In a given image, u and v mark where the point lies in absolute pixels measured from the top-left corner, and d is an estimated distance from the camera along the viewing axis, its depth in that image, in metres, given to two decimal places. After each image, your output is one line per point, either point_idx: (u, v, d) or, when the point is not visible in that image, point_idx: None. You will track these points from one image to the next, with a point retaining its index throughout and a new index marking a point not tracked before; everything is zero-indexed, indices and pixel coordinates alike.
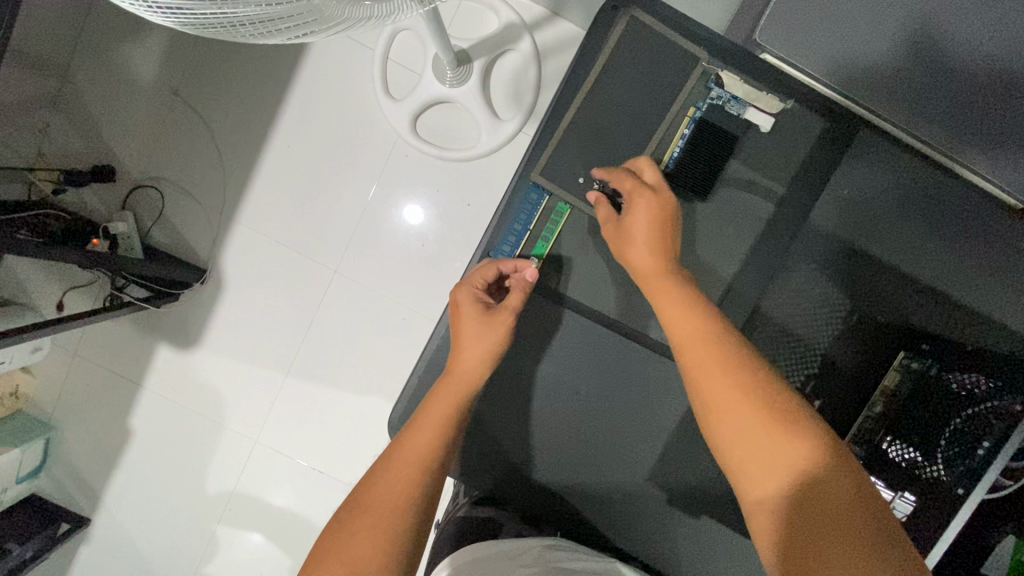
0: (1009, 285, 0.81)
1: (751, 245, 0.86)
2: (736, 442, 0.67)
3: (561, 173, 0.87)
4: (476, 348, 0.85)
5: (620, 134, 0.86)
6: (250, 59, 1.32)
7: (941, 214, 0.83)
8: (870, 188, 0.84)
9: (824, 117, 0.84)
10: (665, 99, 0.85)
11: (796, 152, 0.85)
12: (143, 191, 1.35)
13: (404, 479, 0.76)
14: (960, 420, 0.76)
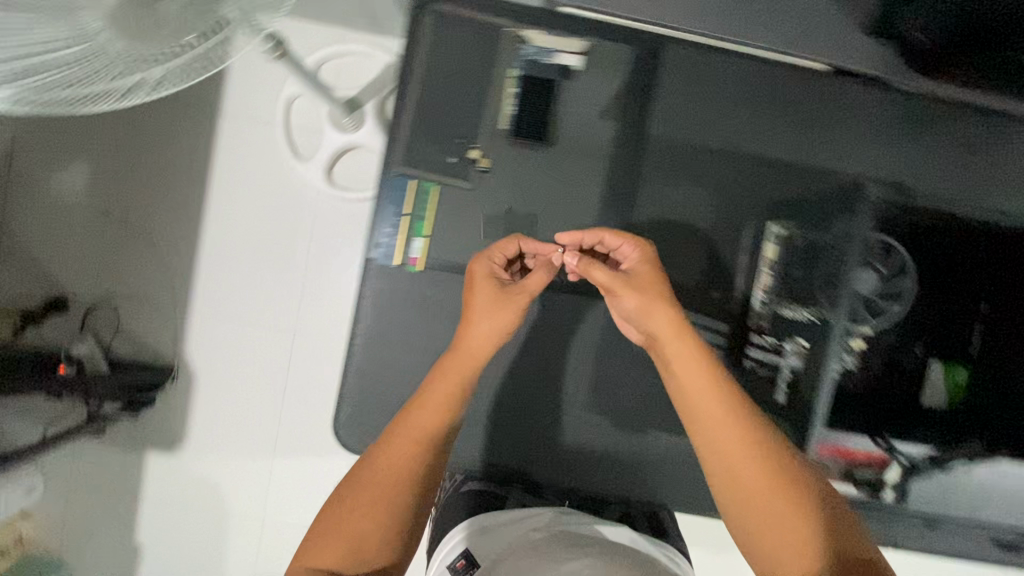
0: (828, 135, 0.98)
1: (607, 171, 0.97)
2: (730, 456, 0.75)
3: (434, 164, 0.96)
4: (473, 334, 0.82)
5: (470, 113, 0.96)
6: (160, 159, 1.39)
7: (759, 94, 0.98)
8: (691, 89, 0.97)
9: (628, 46, 0.96)
10: (496, 73, 0.96)
11: (617, 82, 0.96)
12: (96, 311, 1.41)
13: (402, 469, 0.77)
14: (815, 261, 0.95)
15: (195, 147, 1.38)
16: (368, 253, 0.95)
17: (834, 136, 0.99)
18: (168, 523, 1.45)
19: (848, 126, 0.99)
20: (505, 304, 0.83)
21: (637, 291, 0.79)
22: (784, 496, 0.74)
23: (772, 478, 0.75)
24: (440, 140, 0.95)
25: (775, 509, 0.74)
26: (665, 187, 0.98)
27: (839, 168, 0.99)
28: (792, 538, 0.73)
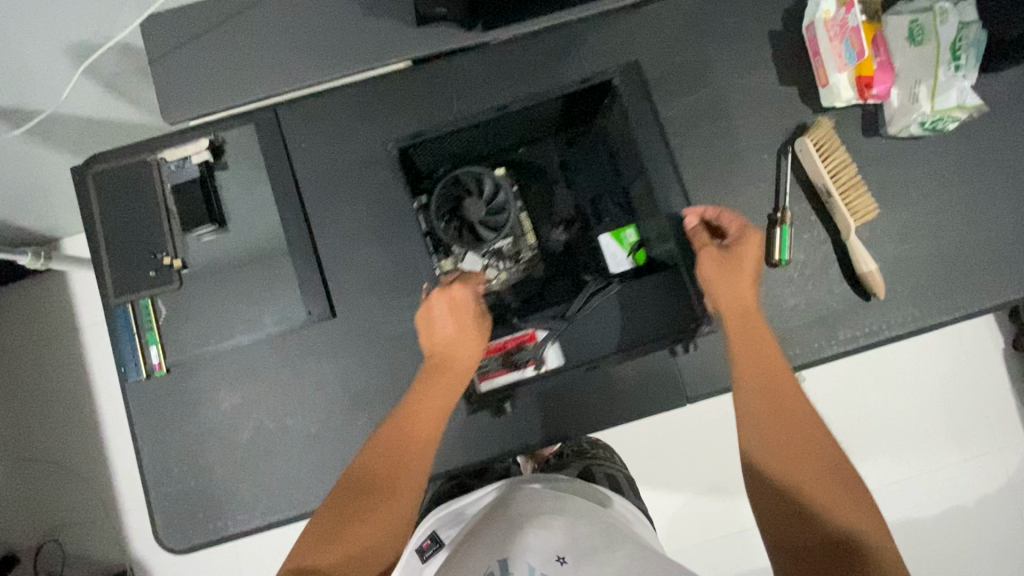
0: (540, 59, 0.87)
1: (289, 200, 0.84)
2: (778, 381, 0.67)
3: (105, 271, 0.82)
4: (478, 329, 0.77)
5: (118, 207, 0.83)
6: (50, 394, 1.51)
7: (423, 69, 0.87)
8: (335, 104, 0.86)
9: (263, 115, 0.85)
10: (124, 158, 0.84)
11: (269, 137, 0.85)
12: (44, 549, 1.46)
13: (403, 480, 0.68)
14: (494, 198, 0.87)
15: (67, 368, 1.51)
16: (123, 390, 0.82)
17: (551, 55, 0.87)
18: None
19: (551, 53, 0.87)
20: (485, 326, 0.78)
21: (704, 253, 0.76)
22: (797, 416, 0.65)
23: (819, 450, 0.62)
24: (102, 243, 0.82)
25: (809, 459, 0.62)
26: (349, 196, 0.84)
27: (567, 80, 0.87)
28: (803, 453, 0.62)
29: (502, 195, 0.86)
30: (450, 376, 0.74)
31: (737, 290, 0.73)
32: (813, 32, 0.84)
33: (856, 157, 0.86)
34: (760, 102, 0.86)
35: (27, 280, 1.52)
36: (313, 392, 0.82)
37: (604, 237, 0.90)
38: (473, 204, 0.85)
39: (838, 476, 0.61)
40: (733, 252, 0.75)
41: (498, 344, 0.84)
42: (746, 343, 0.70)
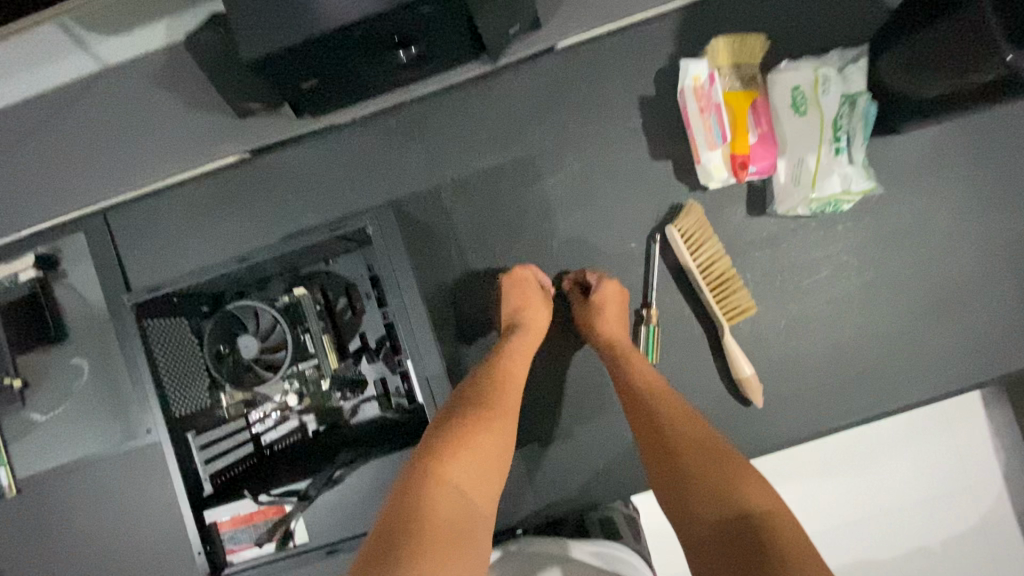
0: (384, 143, 0.79)
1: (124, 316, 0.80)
2: (657, 393, 0.63)
3: None
4: (527, 342, 0.69)
5: None
6: None
7: (260, 163, 0.80)
8: (169, 207, 0.81)
9: (97, 225, 0.81)
10: None
11: (103, 248, 0.81)
12: None
13: (499, 445, 0.57)
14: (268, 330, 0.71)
15: None
16: None
17: (394, 138, 0.79)
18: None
19: (395, 136, 0.79)
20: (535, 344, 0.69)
21: (540, 302, 0.72)
22: (676, 415, 0.60)
23: (697, 443, 0.58)
24: None
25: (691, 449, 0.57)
26: None
27: (414, 164, 0.78)
28: (688, 442, 0.58)
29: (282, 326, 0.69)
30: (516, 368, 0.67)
31: (615, 320, 0.71)
32: (684, 100, 0.73)
33: (741, 241, 0.75)
34: (629, 182, 0.76)
35: None
36: (160, 512, 0.80)
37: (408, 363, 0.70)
38: (247, 341, 0.69)
39: (715, 455, 0.56)
40: (596, 304, 0.71)
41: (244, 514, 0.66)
42: (621, 363, 0.67)
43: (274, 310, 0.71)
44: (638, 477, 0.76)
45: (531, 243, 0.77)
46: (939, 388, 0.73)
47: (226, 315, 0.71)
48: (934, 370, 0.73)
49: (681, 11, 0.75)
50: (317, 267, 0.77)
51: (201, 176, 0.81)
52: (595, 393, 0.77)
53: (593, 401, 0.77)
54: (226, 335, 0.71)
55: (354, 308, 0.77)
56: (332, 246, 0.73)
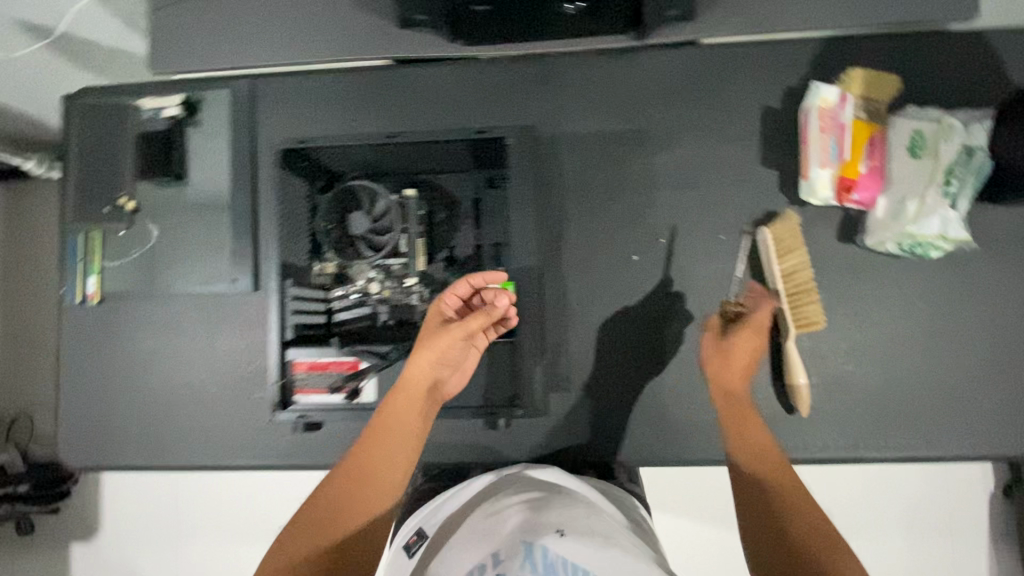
0: (520, 84, 0.84)
1: (244, 172, 0.86)
2: (753, 439, 0.68)
3: (82, 204, 0.86)
4: (402, 397, 0.72)
5: (100, 144, 0.87)
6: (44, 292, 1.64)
7: (403, 73, 0.86)
8: (307, 89, 0.87)
9: (245, 86, 0.87)
10: (113, 100, 0.88)
11: (245, 107, 0.87)
12: (17, 423, 1.63)
13: (359, 524, 0.65)
14: (376, 214, 0.76)
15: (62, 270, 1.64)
16: (61, 315, 0.87)
17: (531, 82, 0.84)
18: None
19: (532, 79, 0.84)
20: (415, 402, 0.72)
21: (427, 343, 0.71)
22: (761, 461, 0.66)
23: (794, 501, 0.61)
24: (76, 174, 0.87)
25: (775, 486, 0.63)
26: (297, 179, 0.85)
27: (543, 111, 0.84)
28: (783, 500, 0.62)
29: (391, 214, 0.75)
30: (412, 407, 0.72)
31: (740, 351, 0.72)
32: (805, 119, 0.77)
33: (824, 260, 0.78)
34: (734, 179, 0.81)
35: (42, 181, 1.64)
36: (222, 357, 0.85)
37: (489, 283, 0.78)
38: (356, 218, 0.75)
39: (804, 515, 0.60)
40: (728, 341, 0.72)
41: (320, 363, 0.77)
42: (733, 403, 0.71)
43: (389, 197, 0.75)
44: (669, 453, 0.79)
45: (628, 211, 0.82)
46: (973, 450, 0.76)
47: (345, 185, 0.76)
48: (974, 432, 0.76)
49: (825, 40, 0.81)
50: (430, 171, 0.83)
51: (346, 70, 0.87)
52: (649, 363, 0.80)
53: (645, 370, 0.80)
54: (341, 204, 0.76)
55: (453, 220, 0.82)
56: (455, 155, 0.82)
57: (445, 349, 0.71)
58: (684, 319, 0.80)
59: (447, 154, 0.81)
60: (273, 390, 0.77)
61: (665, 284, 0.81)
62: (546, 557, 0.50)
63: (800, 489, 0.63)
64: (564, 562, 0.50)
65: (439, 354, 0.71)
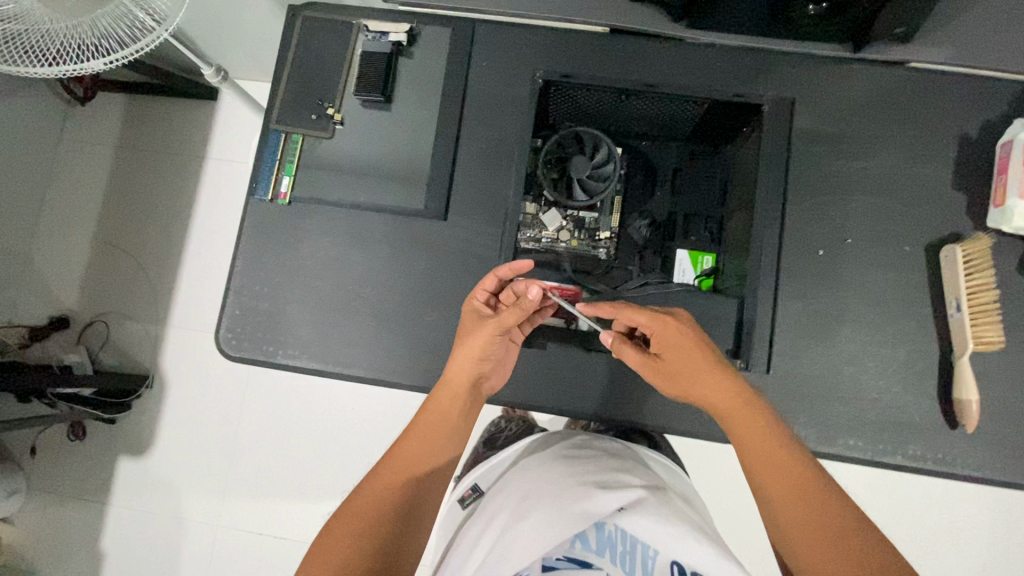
0: (733, 67, 0.87)
1: (452, 106, 0.89)
2: (753, 450, 0.67)
3: (293, 110, 0.90)
4: (446, 392, 0.77)
5: (319, 57, 0.91)
6: (148, 204, 1.67)
7: (618, 40, 0.89)
8: (524, 39, 0.90)
9: (465, 27, 0.91)
10: (340, 20, 0.92)
11: (463, 47, 0.91)
12: (93, 327, 1.64)
13: (393, 512, 0.67)
14: (596, 164, 0.78)
15: (169, 185, 1.67)
16: (246, 209, 0.89)
17: (742, 69, 0.87)
18: (150, 529, 1.56)
19: (746, 67, 0.87)
20: (458, 396, 0.76)
21: (472, 337, 0.76)
22: (767, 470, 0.65)
23: (832, 537, 0.60)
24: (291, 81, 0.91)
25: (782, 495, 0.63)
26: (502, 121, 0.88)
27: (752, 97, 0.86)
28: (820, 533, 0.60)
29: (613, 166, 0.78)
30: (451, 402, 0.76)
31: (702, 382, 0.70)
32: (1006, 151, 0.81)
33: (1005, 286, 0.81)
34: (923, 196, 0.85)
35: (170, 98, 1.69)
36: (398, 276, 0.86)
37: (680, 249, 0.83)
38: (579, 161, 0.78)
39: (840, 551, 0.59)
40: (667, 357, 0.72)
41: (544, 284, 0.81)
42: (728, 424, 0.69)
43: (615, 149, 0.78)
44: (828, 445, 0.80)
45: (819, 207, 0.84)
46: None
47: (575, 128, 0.79)
48: None
49: None
50: (632, 140, 0.92)
51: (563, 28, 0.91)
52: (819, 356, 0.82)
53: (815, 361, 0.81)
54: (566, 147, 0.79)
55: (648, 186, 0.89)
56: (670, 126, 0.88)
57: (488, 343, 0.75)
58: (858, 320, 0.82)
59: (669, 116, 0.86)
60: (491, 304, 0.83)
61: (844, 282, 0.83)
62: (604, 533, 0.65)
63: (831, 511, 0.62)
64: (624, 535, 0.64)
65: (483, 347, 0.75)
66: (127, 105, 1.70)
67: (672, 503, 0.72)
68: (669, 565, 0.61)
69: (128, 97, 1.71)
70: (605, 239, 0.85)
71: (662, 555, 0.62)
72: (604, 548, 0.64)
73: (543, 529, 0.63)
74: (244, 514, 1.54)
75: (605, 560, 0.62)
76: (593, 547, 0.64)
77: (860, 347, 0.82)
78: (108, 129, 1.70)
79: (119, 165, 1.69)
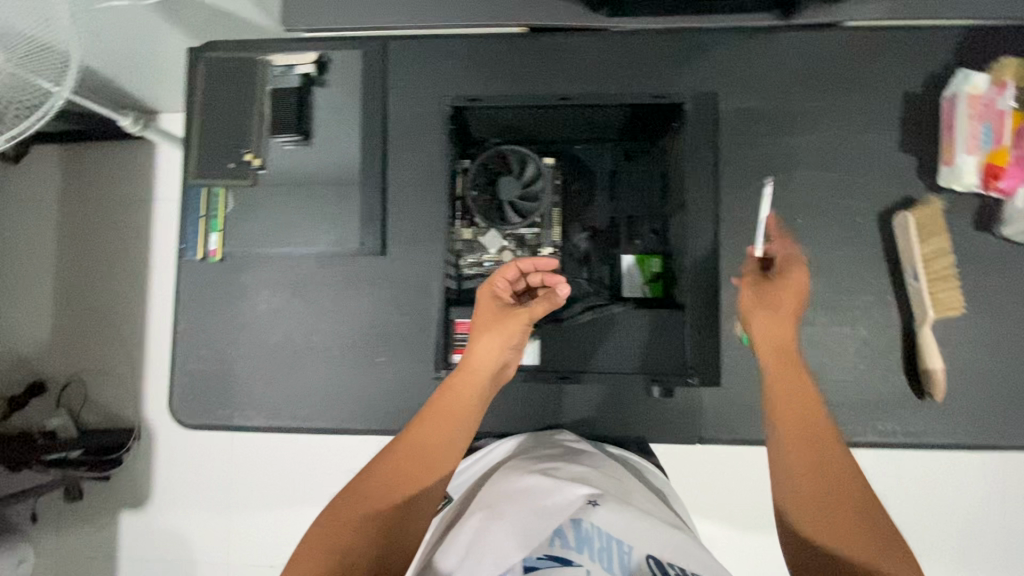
0: (659, 55, 0.83)
1: (373, 134, 0.84)
2: (779, 410, 0.65)
3: (209, 161, 0.85)
4: (467, 384, 0.72)
5: (229, 101, 0.86)
6: (102, 255, 1.63)
7: (537, 44, 0.84)
8: (439, 53, 0.85)
9: (376, 49, 0.86)
10: (244, 58, 0.87)
11: (377, 69, 0.86)
12: (70, 388, 1.61)
13: (380, 509, 0.64)
14: (526, 180, 0.76)
15: (120, 233, 1.62)
16: (180, 271, 0.86)
17: (669, 56, 0.83)
18: None
19: (674, 52, 0.83)
20: (477, 385, 0.72)
21: (495, 324, 0.72)
22: (796, 436, 0.63)
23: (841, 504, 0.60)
24: (203, 131, 0.86)
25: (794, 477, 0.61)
26: (428, 144, 0.84)
27: (683, 85, 0.82)
28: (830, 497, 0.60)
29: (543, 181, 0.75)
30: (470, 391, 0.72)
31: (765, 333, 0.69)
32: (952, 104, 0.77)
33: (961, 247, 0.79)
34: (871, 164, 0.81)
35: (106, 143, 1.63)
36: (344, 320, 0.84)
37: (627, 256, 0.82)
38: (508, 182, 0.75)
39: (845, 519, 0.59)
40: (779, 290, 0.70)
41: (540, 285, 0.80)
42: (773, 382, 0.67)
43: (543, 164, 0.76)
44: None
45: (766, 190, 0.81)
46: None
47: (499, 147, 0.76)
48: None
49: (971, 27, 0.81)
50: (564, 146, 0.88)
51: (478, 37, 0.85)
52: None
53: None
54: (493, 168, 0.76)
55: (586, 192, 0.85)
56: (598, 128, 0.84)
57: (512, 330, 0.72)
58: (816, 302, 0.80)
59: (597, 119, 0.82)
60: (437, 347, 0.79)
61: None
62: (582, 529, 0.60)
63: (842, 475, 0.61)
64: (599, 533, 0.60)
65: (507, 334, 0.72)
66: (64, 157, 1.64)
67: (637, 501, 0.67)
68: (645, 561, 0.57)
69: (62, 148, 1.64)
70: (549, 254, 0.82)
71: (637, 551, 0.58)
72: (583, 545, 0.59)
73: (518, 534, 0.59)
74: (246, 554, 1.53)
75: (584, 557, 0.58)
76: (572, 545, 0.59)
77: (821, 330, 0.80)
78: (49, 184, 1.64)
79: (68, 219, 1.64)
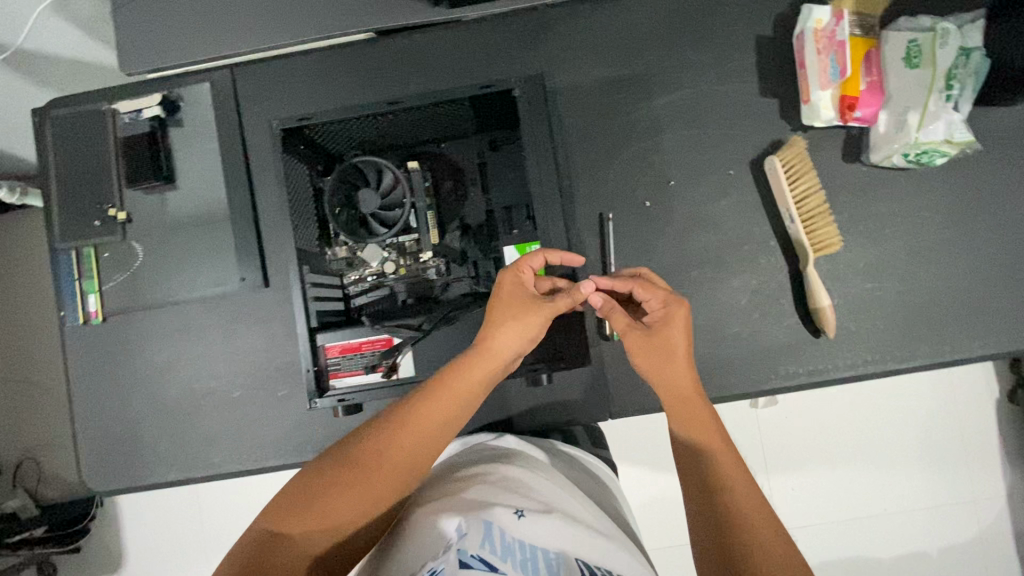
0: (505, 39, 0.81)
1: (233, 166, 0.82)
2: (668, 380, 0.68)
3: (72, 223, 0.83)
4: (479, 370, 0.66)
5: (81, 158, 0.83)
6: (29, 328, 1.59)
7: (383, 48, 0.82)
8: (286, 72, 0.83)
9: (223, 79, 0.83)
10: (89, 111, 0.84)
11: (226, 99, 0.83)
12: (22, 467, 1.58)
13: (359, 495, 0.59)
14: (384, 190, 0.75)
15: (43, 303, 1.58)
16: (65, 339, 0.84)
17: (515, 38, 0.81)
18: None
19: (519, 34, 0.81)
20: (488, 380, 0.67)
21: (520, 313, 0.67)
22: (679, 401, 0.67)
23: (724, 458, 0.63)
24: (60, 192, 0.83)
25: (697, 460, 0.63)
26: None
27: (533, 66, 0.81)
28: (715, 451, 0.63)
29: (400, 187, 0.75)
30: (480, 386, 0.66)
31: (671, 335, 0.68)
32: (801, 42, 0.77)
33: (832, 181, 0.79)
34: (734, 113, 0.81)
35: (11, 214, 1.58)
36: (239, 359, 0.82)
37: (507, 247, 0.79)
38: (366, 195, 0.74)
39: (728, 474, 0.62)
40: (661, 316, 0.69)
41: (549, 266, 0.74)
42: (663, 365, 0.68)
43: (398, 170, 0.75)
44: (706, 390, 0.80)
45: (634, 157, 0.81)
46: (996, 348, 0.78)
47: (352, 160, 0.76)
48: (995, 330, 0.78)
49: None
50: (429, 147, 0.87)
51: (322, 49, 0.83)
52: None
53: None
54: (350, 184, 0.76)
55: (459, 189, 0.85)
56: (456, 123, 0.83)
57: (531, 322, 0.67)
58: (703, 259, 0.80)
59: (451, 115, 0.80)
60: (308, 378, 0.74)
61: (679, 226, 0.80)
62: (508, 537, 0.54)
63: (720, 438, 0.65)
64: (523, 543, 0.55)
65: (529, 325, 0.67)
66: None
67: (571, 499, 0.64)
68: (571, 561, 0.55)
69: None
70: (431, 258, 0.81)
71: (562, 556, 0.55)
72: (508, 554, 0.53)
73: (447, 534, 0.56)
74: None
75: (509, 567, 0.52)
76: (498, 551, 0.53)
77: (712, 286, 0.80)
78: None
79: None
